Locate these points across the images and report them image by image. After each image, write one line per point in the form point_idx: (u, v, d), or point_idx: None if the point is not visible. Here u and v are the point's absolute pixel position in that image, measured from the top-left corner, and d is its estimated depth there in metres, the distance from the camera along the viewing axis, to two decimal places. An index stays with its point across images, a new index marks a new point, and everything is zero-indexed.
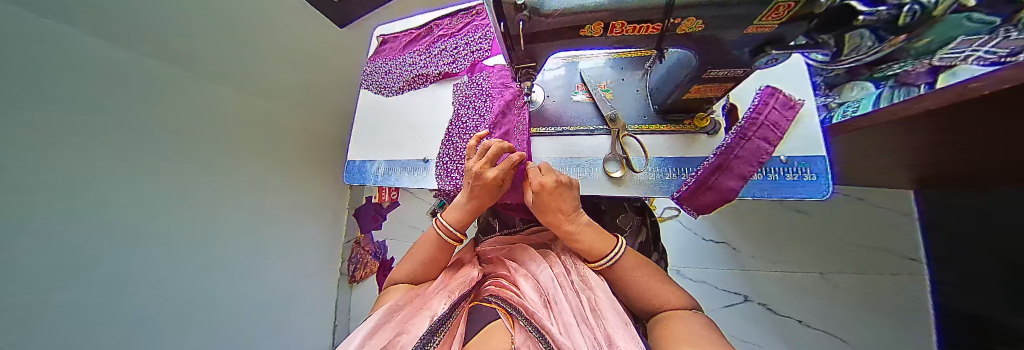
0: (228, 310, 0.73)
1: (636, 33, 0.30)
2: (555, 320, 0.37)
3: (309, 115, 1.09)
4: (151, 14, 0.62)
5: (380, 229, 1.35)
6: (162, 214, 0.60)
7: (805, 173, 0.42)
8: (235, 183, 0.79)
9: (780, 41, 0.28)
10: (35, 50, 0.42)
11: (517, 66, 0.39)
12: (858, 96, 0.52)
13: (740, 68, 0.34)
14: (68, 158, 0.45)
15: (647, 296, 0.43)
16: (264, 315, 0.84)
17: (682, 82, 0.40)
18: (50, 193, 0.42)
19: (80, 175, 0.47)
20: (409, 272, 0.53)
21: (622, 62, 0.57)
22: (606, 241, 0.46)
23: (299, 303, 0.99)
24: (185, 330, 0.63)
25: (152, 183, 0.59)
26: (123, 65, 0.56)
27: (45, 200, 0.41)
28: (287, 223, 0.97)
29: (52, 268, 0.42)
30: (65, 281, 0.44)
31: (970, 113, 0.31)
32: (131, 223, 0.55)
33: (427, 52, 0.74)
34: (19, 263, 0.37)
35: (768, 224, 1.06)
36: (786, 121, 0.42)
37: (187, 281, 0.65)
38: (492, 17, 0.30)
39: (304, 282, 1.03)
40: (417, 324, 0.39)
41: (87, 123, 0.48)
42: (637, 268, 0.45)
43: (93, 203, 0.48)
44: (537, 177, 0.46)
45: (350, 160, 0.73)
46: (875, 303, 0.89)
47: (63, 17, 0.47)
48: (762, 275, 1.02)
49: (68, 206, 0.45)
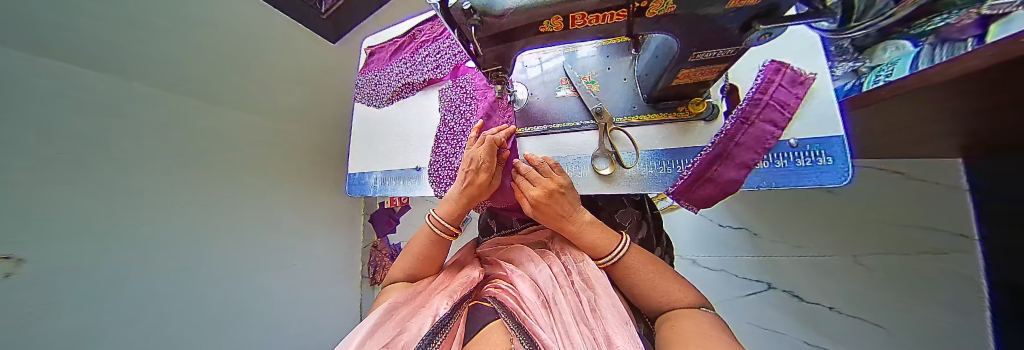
0: (241, 309, 0.80)
1: (602, 23, 0.27)
2: (554, 321, 0.36)
3: (308, 128, 1.13)
4: (142, 51, 0.68)
5: (394, 233, 1.36)
6: (170, 227, 0.68)
7: (820, 157, 0.37)
8: (243, 199, 0.86)
9: (772, 12, 0.24)
10: (23, 95, 0.47)
11: (487, 70, 0.38)
12: (892, 57, 0.43)
13: (728, 48, 0.30)
14: (70, 186, 0.52)
15: (652, 294, 0.40)
16: (280, 314, 0.91)
17: (668, 67, 0.36)
18: (43, 216, 0.48)
19: (90, 198, 0.55)
20: (407, 270, 0.54)
21: (607, 49, 0.53)
22: (609, 238, 0.44)
23: (313, 305, 1.04)
24: (200, 326, 0.71)
25: (159, 200, 0.66)
26: (120, 97, 0.62)
27: (59, 211, 0.50)
28: (297, 232, 1.03)
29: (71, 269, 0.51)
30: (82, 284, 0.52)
31: (1003, 75, 0.27)
32: (143, 230, 0.63)
33: (411, 60, 0.74)
34: (33, 270, 0.46)
35: (794, 207, 0.96)
36: (795, 99, 0.38)
37: (204, 286, 0.73)
38: (445, 20, 0.30)
39: (314, 283, 1.07)
40: (416, 323, 0.41)
41: (83, 155, 0.55)
42: (643, 266, 0.41)
43: (101, 222, 0.56)
44: (530, 189, 0.45)
45: (351, 172, 0.75)
46: (909, 284, 0.76)
47: (57, 58, 0.53)
48: (786, 261, 0.93)
49: (77, 216, 0.53)
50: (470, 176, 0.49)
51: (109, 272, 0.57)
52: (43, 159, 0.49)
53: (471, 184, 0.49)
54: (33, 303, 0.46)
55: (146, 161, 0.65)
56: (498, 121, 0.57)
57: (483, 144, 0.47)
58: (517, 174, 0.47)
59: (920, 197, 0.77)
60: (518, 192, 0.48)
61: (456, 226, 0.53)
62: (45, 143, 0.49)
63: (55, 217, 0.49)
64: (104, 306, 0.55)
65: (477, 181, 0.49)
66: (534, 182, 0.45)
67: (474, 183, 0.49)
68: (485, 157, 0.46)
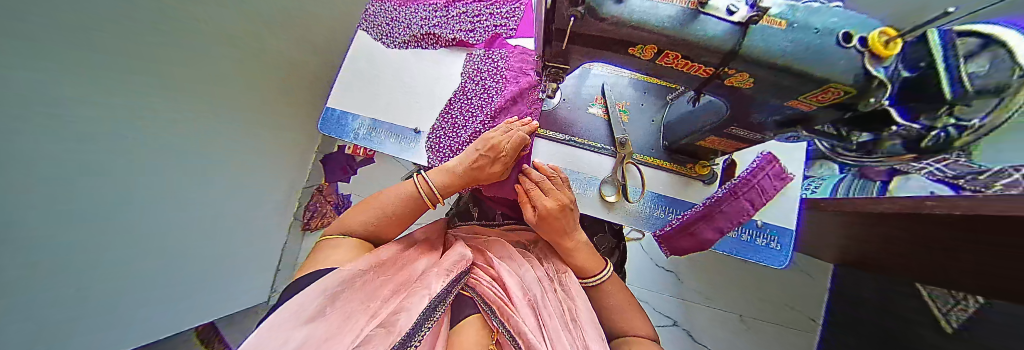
0: (206, 241, 0.63)
1: (684, 70, 0.29)
2: (542, 324, 0.36)
3: (309, 41, 0.91)
4: None
5: (347, 182, 1.23)
6: (183, 131, 0.51)
7: (773, 242, 0.45)
8: (246, 128, 0.72)
9: (807, 122, 0.30)
10: None
11: (547, 63, 0.35)
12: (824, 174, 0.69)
13: (760, 133, 0.35)
14: (157, 124, 0.45)
15: (616, 318, 0.44)
16: (230, 254, 0.74)
17: (698, 131, 0.41)
18: (124, 153, 0.40)
19: (148, 68, 0.41)
20: (368, 224, 0.44)
21: (644, 85, 0.55)
22: (597, 262, 0.46)
23: (250, 249, 0.84)
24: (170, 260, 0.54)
25: (187, 93, 0.51)
26: None
27: (125, 85, 0.38)
28: (262, 158, 0.84)
29: (106, 167, 0.37)
30: (103, 192, 0.38)
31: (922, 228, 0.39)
32: (166, 129, 0.47)
33: (444, 11, 0.66)
34: (89, 157, 0.34)
35: (717, 261, 1.13)
36: (774, 190, 0.44)
37: (200, 234, 0.62)
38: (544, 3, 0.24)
39: (256, 218, 0.87)
40: (415, 300, 0.33)
41: (164, 78, 0.45)
42: (616, 293, 0.46)
43: (146, 104, 0.42)
44: (540, 199, 0.43)
45: (327, 106, 0.61)
46: (778, 344, 1.03)
47: None
48: (695, 307, 1.09)
49: (130, 96, 0.38)
50: (485, 162, 0.45)
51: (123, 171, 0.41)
52: (159, 82, 0.44)
53: (481, 169, 0.45)
54: (96, 257, 0.39)
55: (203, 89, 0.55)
56: (521, 111, 0.54)
57: (511, 136, 0.44)
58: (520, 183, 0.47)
59: (794, 281, 1.09)
60: (523, 193, 0.46)
61: (440, 199, 0.47)
62: (158, 66, 0.43)
63: (136, 160, 0.43)
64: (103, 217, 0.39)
65: (486, 166, 0.45)
66: (546, 194, 0.44)
67: (484, 167, 0.45)
68: (510, 148, 0.44)
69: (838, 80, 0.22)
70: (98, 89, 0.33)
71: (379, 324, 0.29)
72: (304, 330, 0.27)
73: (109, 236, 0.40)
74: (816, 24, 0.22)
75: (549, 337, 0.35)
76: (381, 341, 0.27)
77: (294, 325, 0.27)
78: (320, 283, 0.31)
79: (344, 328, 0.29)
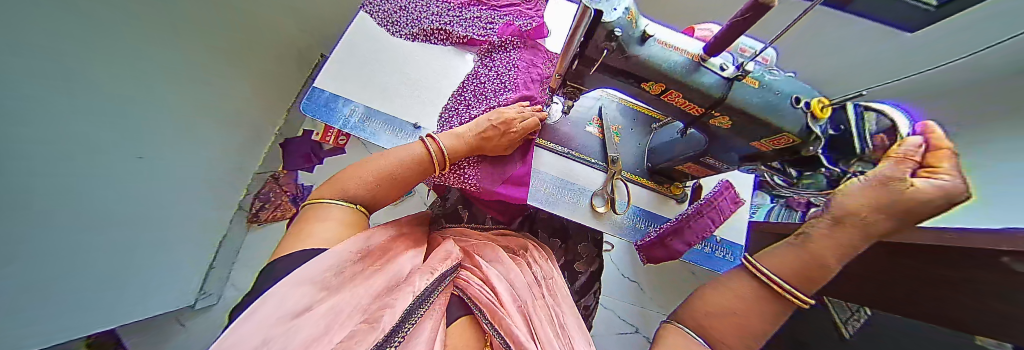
0: (127, 239, 0.52)
1: (680, 106, 0.35)
2: (534, 335, 0.35)
3: None
4: None
5: (311, 172, 1.12)
6: (95, 105, 0.41)
7: (727, 253, 0.56)
8: (190, 98, 0.64)
9: (761, 159, 0.38)
10: None
11: (567, 81, 0.38)
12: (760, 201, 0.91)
13: (726, 163, 0.44)
14: (91, 93, 0.40)
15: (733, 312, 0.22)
16: (152, 257, 0.60)
17: (681, 157, 0.48)
18: (37, 136, 0.32)
19: (51, 26, 0.32)
20: (370, 190, 0.39)
21: (633, 112, 0.63)
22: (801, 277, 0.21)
23: (179, 249, 0.70)
24: (86, 263, 0.44)
25: (97, 60, 0.40)
26: None
27: (31, 49, 0.30)
28: (203, 137, 0.71)
29: (15, 147, 0.29)
30: (14, 180, 0.30)
31: None
32: (77, 103, 0.38)
33: (457, 10, 0.66)
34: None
35: (671, 272, 1.28)
36: (729, 212, 0.53)
37: (139, 228, 0.55)
38: (575, 43, 0.30)
39: (196, 212, 0.74)
40: (402, 299, 0.28)
41: (71, 40, 0.35)
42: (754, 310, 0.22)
43: (51, 76, 0.33)
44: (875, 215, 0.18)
45: (316, 86, 0.55)
46: None
47: None
48: (653, 314, 1.21)
49: (29, 62, 0.30)
50: (495, 131, 0.47)
51: (36, 154, 0.32)
52: (72, 52, 0.36)
53: (489, 138, 0.47)
54: (15, 263, 0.32)
55: (130, 56, 0.47)
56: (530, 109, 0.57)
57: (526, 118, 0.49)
58: (954, 147, 0.16)
59: None
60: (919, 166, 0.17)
61: (449, 164, 0.47)
62: (64, 25, 0.34)
63: (46, 141, 0.34)
64: (20, 211, 0.31)
65: (494, 138, 0.47)
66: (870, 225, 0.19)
67: (490, 138, 0.47)
68: (523, 131, 0.49)
69: (790, 130, 0.29)
70: (18, 67, 0.28)
71: (360, 320, 0.23)
72: (286, 326, 0.20)
73: (24, 241, 0.33)
74: (778, 85, 0.30)
75: (541, 341, 0.34)
76: (362, 339, 0.20)
77: (271, 323, 0.19)
78: (302, 272, 0.25)
79: (335, 325, 0.22)
